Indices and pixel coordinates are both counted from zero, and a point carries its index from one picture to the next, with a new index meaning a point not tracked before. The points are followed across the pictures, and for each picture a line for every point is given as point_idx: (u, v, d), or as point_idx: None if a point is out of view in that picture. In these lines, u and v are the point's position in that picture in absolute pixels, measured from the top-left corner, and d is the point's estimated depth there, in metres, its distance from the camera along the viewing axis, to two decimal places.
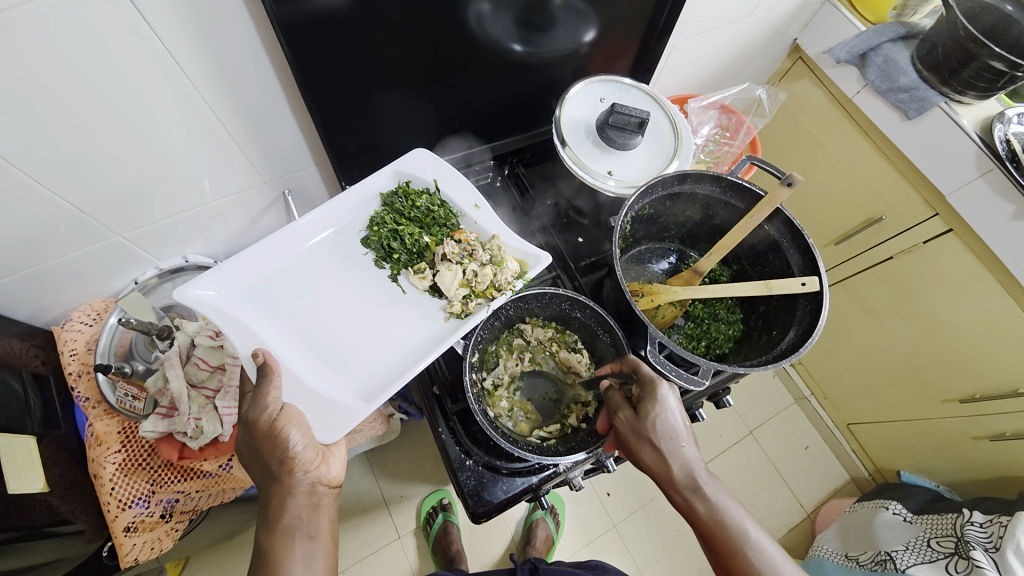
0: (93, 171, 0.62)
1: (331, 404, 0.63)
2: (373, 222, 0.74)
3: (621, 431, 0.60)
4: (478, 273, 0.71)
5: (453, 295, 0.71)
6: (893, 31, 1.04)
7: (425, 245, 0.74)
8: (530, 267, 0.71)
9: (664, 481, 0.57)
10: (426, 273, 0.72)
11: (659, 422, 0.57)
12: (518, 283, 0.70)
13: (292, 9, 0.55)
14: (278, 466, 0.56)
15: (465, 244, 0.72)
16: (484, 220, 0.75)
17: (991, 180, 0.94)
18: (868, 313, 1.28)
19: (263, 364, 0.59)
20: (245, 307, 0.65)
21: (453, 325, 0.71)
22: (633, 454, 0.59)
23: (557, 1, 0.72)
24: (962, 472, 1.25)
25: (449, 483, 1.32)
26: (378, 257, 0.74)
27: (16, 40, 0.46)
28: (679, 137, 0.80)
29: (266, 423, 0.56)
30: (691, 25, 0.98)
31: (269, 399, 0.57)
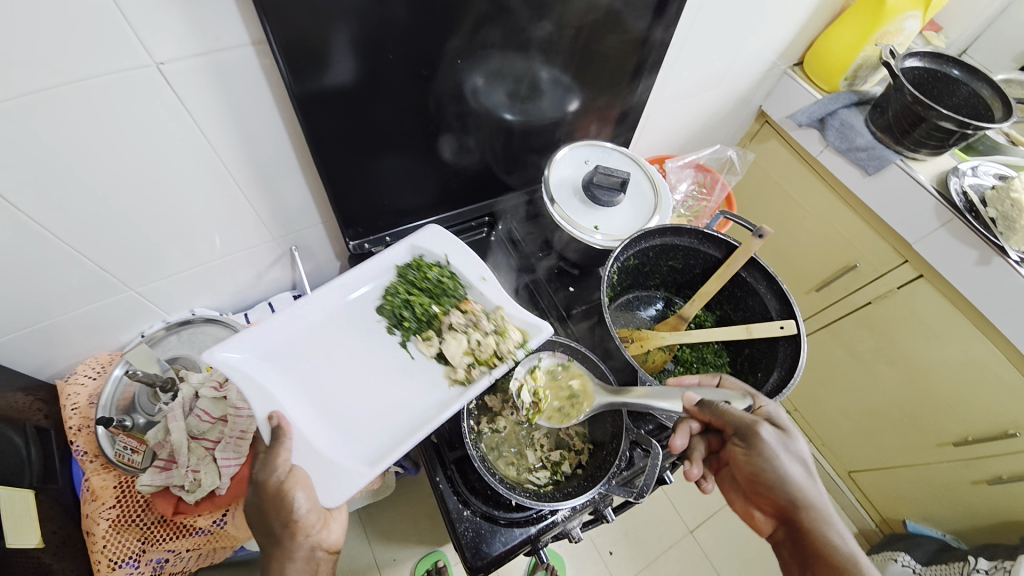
0: (115, 229, 0.67)
1: (332, 466, 0.62)
2: (388, 291, 0.75)
3: (763, 444, 0.58)
4: (483, 341, 0.72)
5: (457, 362, 0.72)
6: (846, 98, 1.15)
7: (433, 314, 0.75)
8: (532, 336, 0.71)
9: (807, 508, 0.54)
10: (434, 339, 0.74)
11: (795, 440, 0.60)
12: (520, 351, 0.70)
13: (309, 88, 0.62)
14: (281, 529, 0.57)
15: (470, 314, 0.74)
16: (491, 290, 0.76)
17: (952, 229, 1.01)
18: (855, 357, 1.31)
19: (277, 427, 0.60)
20: (267, 372, 0.66)
21: (457, 392, 0.70)
22: (777, 471, 0.57)
23: (543, 77, 0.82)
24: (968, 519, 1.23)
25: (445, 544, 1.28)
26: (390, 324, 0.75)
27: (60, 113, 0.52)
28: (658, 194, 0.87)
29: (274, 485, 0.58)
30: (666, 94, 1.09)
31: (279, 461, 0.59)
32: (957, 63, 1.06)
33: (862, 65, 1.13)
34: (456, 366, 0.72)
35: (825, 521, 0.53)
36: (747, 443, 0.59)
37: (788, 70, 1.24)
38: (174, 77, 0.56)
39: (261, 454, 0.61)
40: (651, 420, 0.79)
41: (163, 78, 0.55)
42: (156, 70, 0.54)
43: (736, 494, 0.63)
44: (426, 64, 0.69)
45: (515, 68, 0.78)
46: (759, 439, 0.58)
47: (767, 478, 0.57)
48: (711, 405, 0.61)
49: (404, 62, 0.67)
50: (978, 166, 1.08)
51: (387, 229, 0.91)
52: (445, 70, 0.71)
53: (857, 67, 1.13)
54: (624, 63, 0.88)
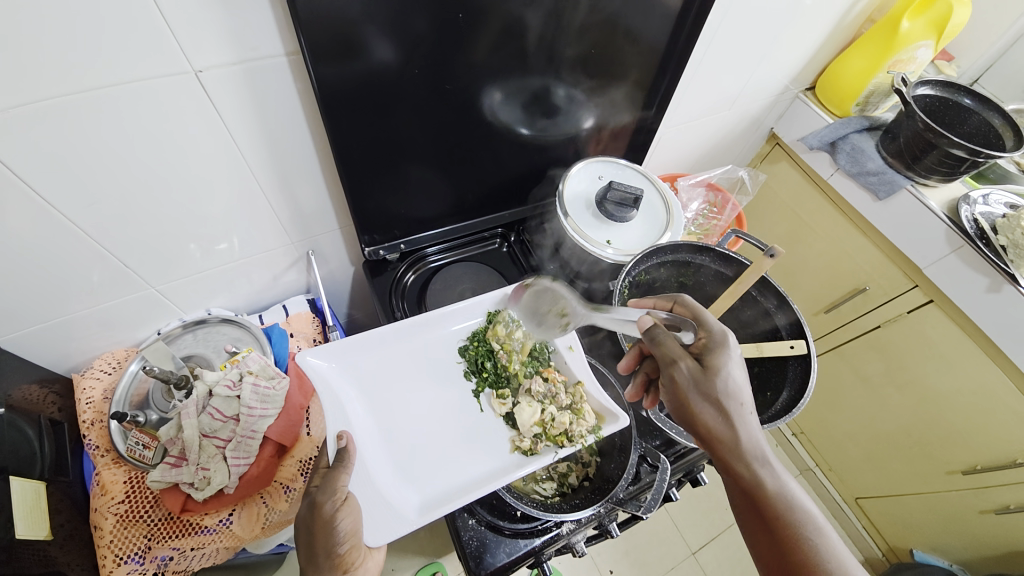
0: (143, 228, 0.69)
1: (386, 502, 0.61)
2: (476, 337, 0.81)
3: (682, 386, 0.56)
4: (555, 417, 0.73)
5: (525, 430, 0.73)
6: (857, 124, 1.17)
7: (513, 373, 0.78)
8: (606, 424, 0.72)
9: (726, 445, 0.54)
10: (507, 399, 0.75)
11: (722, 376, 0.55)
12: (590, 437, 0.71)
13: (337, 98, 0.65)
14: (326, 563, 0.54)
15: (550, 384, 0.77)
16: (575, 363, 0.79)
17: (962, 255, 1.01)
18: (863, 380, 1.31)
19: (344, 447, 0.61)
20: (348, 393, 0.70)
21: (516, 459, 0.71)
22: (692, 415, 0.56)
23: (560, 94, 0.84)
24: (977, 551, 1.21)
25: (444, 555, 1.27)
26: (468, 370, 0.78)
27: (96, 114, 0.54)
28: (670, 211, 0.88)
29: (327, 512, 0.56)
30: (679, 114, 1.11)
31: (338, 486, 0.58)
32: (969, 92, 1.07)
33: (873, 92, 1.15)
34: (523, 434, 0.73)
35: (743, 457, 0.53)
36: (670, 382, 0.57)
37: (800, 94, 1.26)
38: (211, 85, 0.58)
39: (321, 472, 0.61)
40: (659, 436, 0.79)
41: (201, 86, 0.58)
42: (194, 77, 0.57)
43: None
44: (449, 79, 0.71)
45: (534, 84, 0.80)
46: (678, 382, 0.56)
47: (686, 417, 0.56)
48: (652, 330, 0.59)
49: (427, 77, 0.69)
50: (989, 195, 1.08)
51: (402, 237, 0.93)
52: (466, 85, 0.73)
53: (868, 94, 1.15)
54: (639, 83, 0.90)
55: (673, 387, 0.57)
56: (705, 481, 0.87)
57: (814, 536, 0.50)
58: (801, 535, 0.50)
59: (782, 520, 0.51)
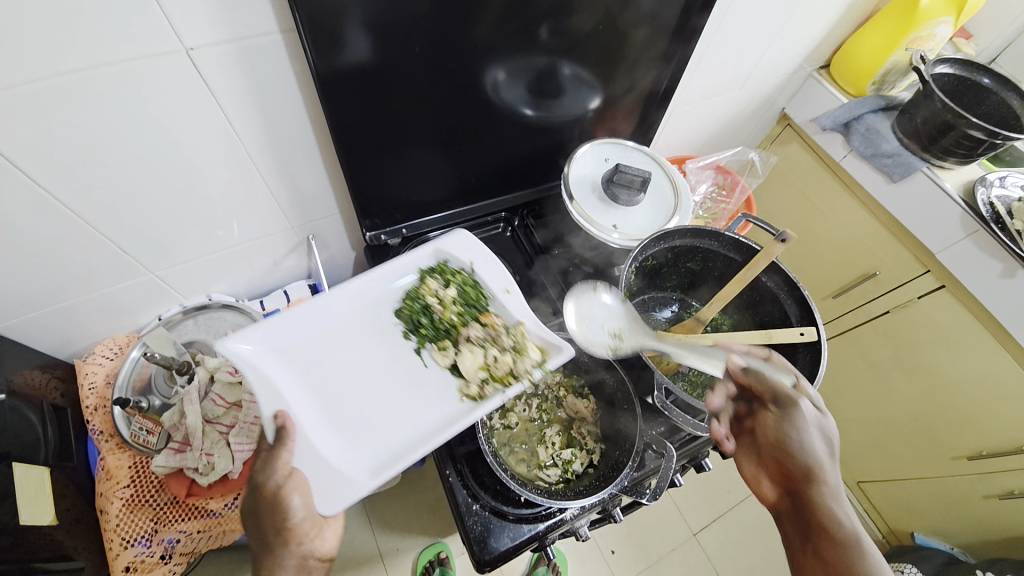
0: (141, 213, 0.67)
1: (336, 472, 0.61)
2: (409, 295, 0.76)
3: (797, 414, 0.59)
4: (499, 358, 0.71)
5: (471, 377, 0.70)
6: (873, 103, 1.13)
7: (451, 324, 0.75)
8: (552, 356, 0.70)
9: (819, 479, 0.56)
10: (449, 350, 0.73)
11: (830, 422, 0.60)
12: (535, 372, 0.69)
13: (333, 75, 0.62)
14: (274, 536, 0.54)
15: (490, 328, 0.74)
16: (514, 304, 0.75)
17: (977, 239, 0.99)
18: (870, 365, 1.30)
19: (282, 427, 0.59)
20: (277, 367, 0.66)
21: (468, 407, 0.69)
22: (799, 441, 0.59)
23: (566, 73, 0.81)
24: (978, 534, 1.22)
25: (448, 535, 1.28)
26: (406, 329, 0.74)
27: (86, 96, 0.52)
28: (678, 195, 0.86)
29: (272, 487, 0.56)
30: (688, 94, 1.07)
31: (280, 462, 0.57)
32: (988, 72, 1.03)
33: (890, 70, 1.11)
34: (470, 380, 0.70)
35: (833, 496, 0.55)
36: (782, 410, 0.61)
37: (814, 72, 1.22)
38: (204, 64, 0.56)
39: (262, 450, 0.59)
40: (664, 422, 0.78)
41: (193, 65, 0.55)
42: (186, 56, 0.54)
43: (749, 463, 0.64)
44: (451, 57, 0.68)
45: (538, 62, 0.77)
46: (796, 410, 0.59)
47: (789, 446, 0.59)
48: (752, 371, 0.63)
49: (428, 55, 0.66)
50: (1006, 177, 1.05)
51: (404, 221, 0.91)
52: (469, 63, 0.70)
53: (886, 71, 1.11)
54: (648, 60, 0.86)
55: (787, 417, 0.60)
56: (710, 467, 0.86)
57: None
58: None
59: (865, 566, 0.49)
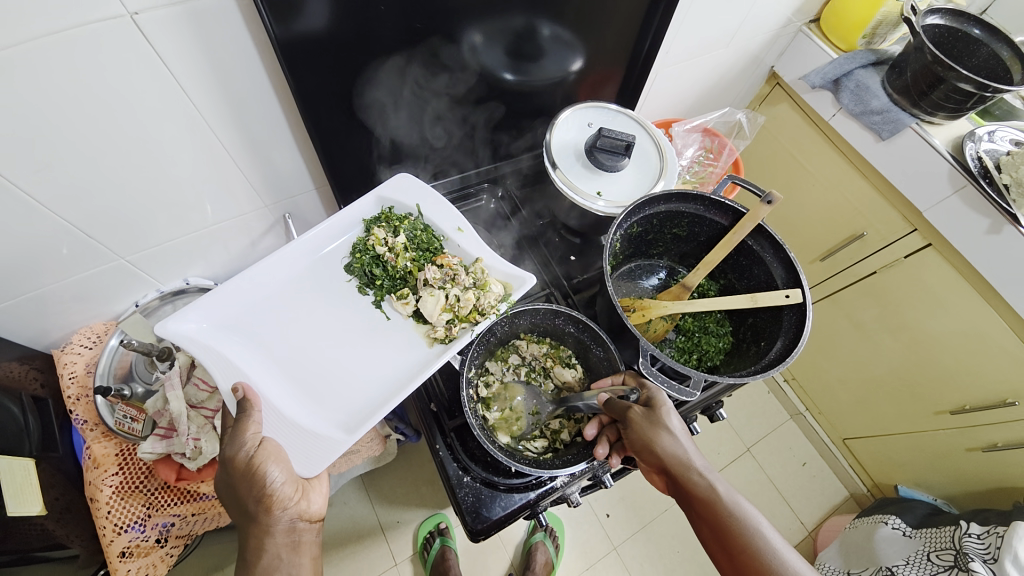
0: (102, 194, 0.64)
1: (311, 435, 0.62)
2: (356, 248, 0.74)
3: (635, 424, 0.62)
4: (461, 297, 0.71)
5: (436, 320, 0.71)
6: (863, 58, 1.09)
7: (407, 270, 0.74)
8: (515, 289, 0.73)
9: (680, 472, 0.59)
10: (410, 298, 0.73)
11: (669, 413, 0.63)
12: (502, 306, 0.71)
13: (294, 41, 0.58)
14: (256, 505, 0.56)
15: (447, 269, 0.73)
16: (468, 243, 0.76)
17: (965, 196, 0.98)
18: (857, 326, 1.31)
19: (243, 400, 0.58)
20: (226, 340, 0.65)
21: (438, 349, 0.71)
22: (650, 444, 0.61)
23: (545, 33, 0.77)
24: (959, 485, 1.26)
25: (446, 507, 1.31)
26: (361, 284, 0.74)
27: (22, 67, 0.48)
28: (664, 158, 0.83)
29: (243, 460, 0.56)
30: (674, 53, 1.04)
31: (248, 435, 0.57)
32: (978, 23, 1.00)
33: (881, 23, 1.07)
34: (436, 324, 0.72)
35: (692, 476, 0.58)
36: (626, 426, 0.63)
37: (804, 27, 1.18)
38: (150, 29, 0.52)
39: (228, 426, 0.59)
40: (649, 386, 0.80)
41: (139, 32, 0.52)
42: (131, 21, 0.50)
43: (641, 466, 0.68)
44: (421, 18, 0.64)
45: (516, 22, 0.73)
46: (635, 422, 0.62)
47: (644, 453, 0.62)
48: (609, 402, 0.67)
49: (396, 15, 0.62)
50: (995, 131, 1.04)
51: None
52: (442, 24, 0.67)
53: (876, 24, 1.07)
54: (632, 17, 0.82)
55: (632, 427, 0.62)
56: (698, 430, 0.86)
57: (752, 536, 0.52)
58: (752, 533, 0.52)
59: (740, 527, 0.53)
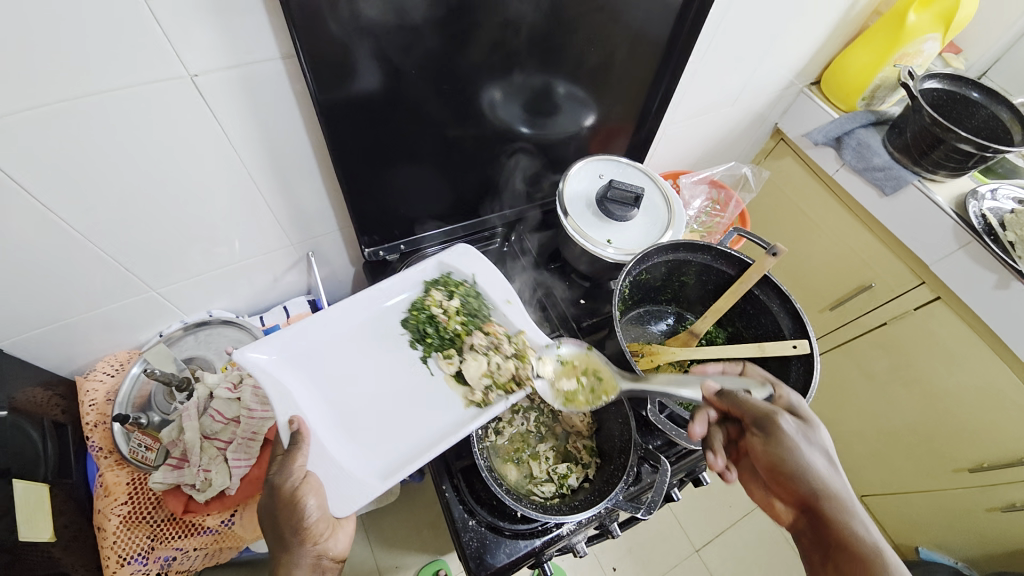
0: (141, 230, 0.69)
1: (349, 477, 0.62)
2: (414, 305, 0.77)
3: (782, 434, 0.55)
4: (503, 366, 0.72)
5: (476, 384, 0.72)
6: (863, 118, 1.15)
7: (456, 333, 0.76)
8: (553, 365, 0.72)
9: (833, 503, 0.51)
10: (455, 358, 0.73)
11: (819, 430, 0.57)
12: (540, 379, 0.71)
13: (332, 98, 0.64)
14: (292, 536, 0.57)
15: (493, 337, 0.75)
16: (515, 314, 0.77)
17: (970, 251, 1.00)
18: (868, 377, 1.30)
19: (297, 432, 0.61)
20: (291, 374, 0.67)
21: (473, 412, 0.70)
22: (798, 462, 0.54)
23: (560, 92, 0.83)
24: (982, 549, 1.20)
25: (447, 552, 1.27)
26: (412, 338, 0.75)
27: (87, 118, 0.53)
28: (671, 209, 0.87)
29: (289, 490, 0.58)
30: (682, 110, 1.10)
31: (295, 466, 0.59)
32: (976, 86, 1.05)
33: (879, 87, 1.13)
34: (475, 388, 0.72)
35: (851, 514, 0.50)
36: (765, 432, 0.57)
37: (805, 88, 1.25)
38: (206, 89, 0.58)
39: (279, 457, 0.62)
40: (660, 436, 0.79)
41: (197, 91, 0.57)
42: (190, 82, 0.56)
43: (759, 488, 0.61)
44: (447, 79, 0.70)
45: (533, 82, 0.79)
46: (778, 429, 0.56)
47: (787, 470, 0.55)
48: (723, 391, 0.60)
49: (424, 77, 0.68)
50: (998, 189, 1.06)
51: (402, 238, 0.93)
52: (465, 85, 0.72)
53: (874, 88, 1.13)
54: (641, 79, 0.89)
55: (773, 434, 0.56)
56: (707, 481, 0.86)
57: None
58: None
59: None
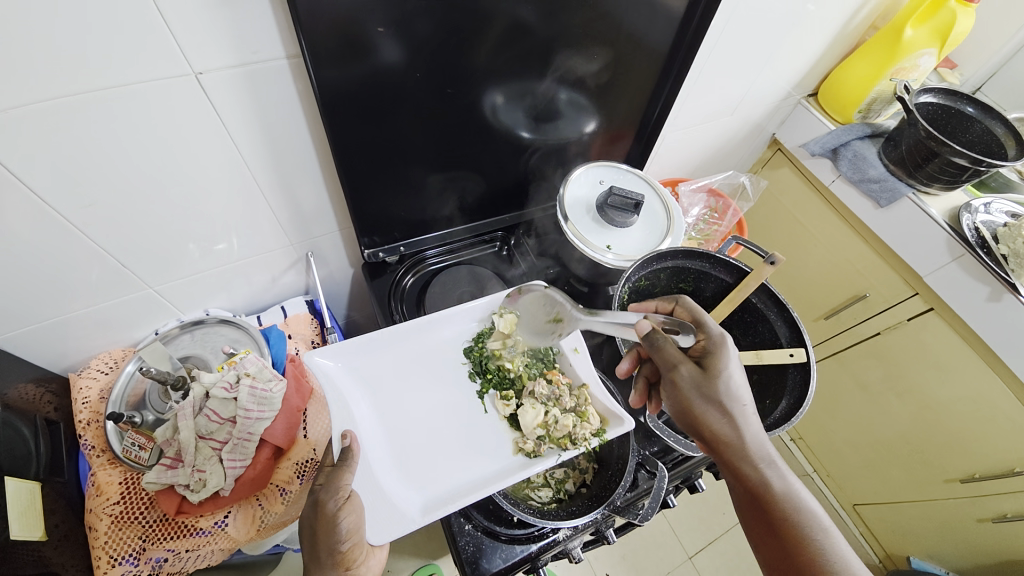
0: (140, 224, 0.68)
1: (389, 502, 0.62)
2: (479, 339, 0.81)
3: (680, 390, 0.56)
4: (559, 419, 0.72)
5: (529, 432, 0.72)
6: (860, 130, 1.17)
7: (517, 375, 0.77)
8: (611, 427, 0.71)
9: (728, 450, 0.55)
10: (512, 402, 0.75)
11: (723, 378, 0.56)
12: (594, 440, 0.70)
13: (336, 99, 0.64)
14: (327, 559, 0.55)
15: (555, 387, 0.75)
16: (580, 366, 0.78)
17: (963, 264, 1.01)
18: (862, 386, 1.31)
19: (348, 447, 0.62)
20: (353, 389, 0.71)
21: (519, 461, 0.71)
22: (693, 416, 0.56)
23: (562, 97, 0.83)
24: (972, 559, 1.21)
25: (440, 557, 1.26)
26: (473, 371, 0.79)
27: (89, 113, 0.53)
28: (671, 216, 0.88)
29: (331, 510, 0.57)
30: (682, 119, 1.11)
31: (342, 484, 0.59)
32: (971, 101, 1.07)
33: (876, 99, 1.15)
34: (527, 436, 0.72)
35: (745, 458, 0.54)
36: (668, 387, 0.58)
37: (803, 100, 1.26)
38: (211, 87, 0.58)
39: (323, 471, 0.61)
40: (657, 442, 0.79)
41: (202, 88, 0.57)
42: (195, 80, 0.56)
43: None
44: (451, 83, 0.71)
45: (536, 87, 0.79)
46: (676, 385, 0.57)
47: (684, 419, 0.58)
48: (651, 336, 0.57)
49: (428, 80, 0.69)
50: (991, 203, 1.08)
51: (401, 240, 0.93)
52: (468, 88, 0.73)
53: (871, 101, 1.14)
54: (642, 87, 0.90)
55: (673, 389, 0.57)
56: (702, 488, 0.88)
57: (821, 538, 0.50)
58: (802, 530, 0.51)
59: (783, 514, 0.52)
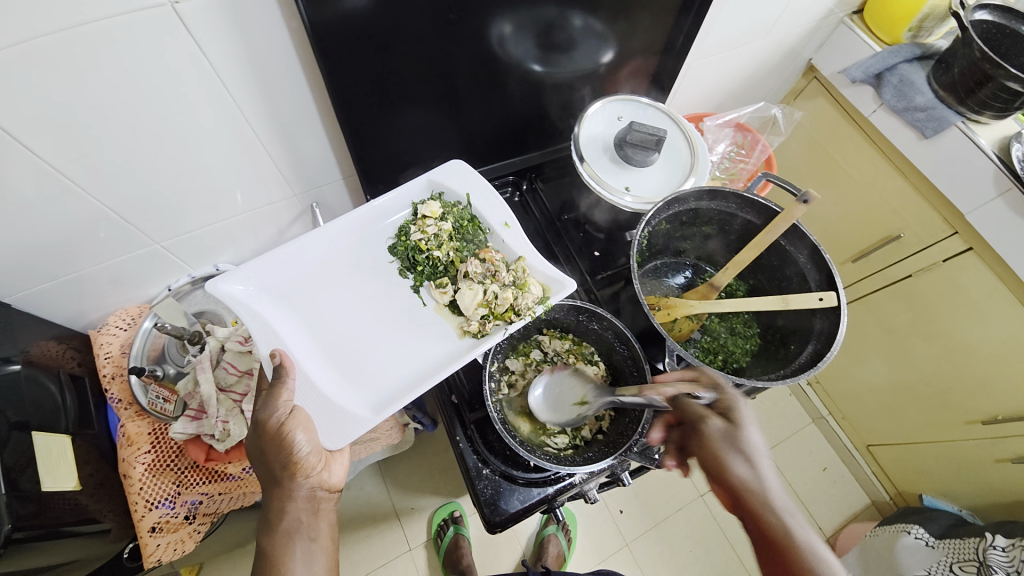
0: (134, 177, 0.65)
1: (338, 410, 0.63)
2: (402, 232, 0.76)
3: (710, 438, 0.57)
4: (499, 295, 0.70)
5: (471, 314, 0.70)
6: (907, 52, 1.05)
7: (449, 262, 0.74)
8: (553, 292, 0.71)
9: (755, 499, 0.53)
10: (448, 288, 0.73)
11: (749, 432, 0.57)
12: (539, 308, 0.69)
13: (326, 30, 0.58)
14: (281, 470, 0.58)
15: (489, 264, 0.73)
16: (512, 239, 0.76)
17: (1010, 200, 0.94)
18: (888, 330, 1.27)
19: (279, 364, 0.61)
20: (267, 304, 0.69)
21: (468, 343, 0.71)
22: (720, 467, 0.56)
23: (577, 24, 0.75)
24: (987, 497, 1.22)
25: (461, 495, 1.32)
26: (402, 267, 0.76)
27: (64, 57, 0.49)
28: (696, 153, 0.82)
29: (275, 426, 0.58)
30: (709, 45, 1.01)
31: (281, 402, 0.59)
32: None
33: (928, 16, 1.02)
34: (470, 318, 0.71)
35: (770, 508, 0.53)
36: (699, 438, 0.58)
37: (846, 19, 1.13)
38: (190, 17, 0.53)
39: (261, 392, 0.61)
40: None
41: (179, 19, 0.52)
42: (171, 10, 0.51)
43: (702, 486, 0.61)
44: (454, 7, 0.63)
45: (547, 12, 0.72)
46: (705, 433, 0.58)
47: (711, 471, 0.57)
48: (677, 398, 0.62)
49: (428, 7, 0.62)
50: None
51: None
52: (473, 16, 0.66)
53: (923, 17, 1.02)
54: (666, 9, 0.80)
55: (702, 441, 0.58)
56: None
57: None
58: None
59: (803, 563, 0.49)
